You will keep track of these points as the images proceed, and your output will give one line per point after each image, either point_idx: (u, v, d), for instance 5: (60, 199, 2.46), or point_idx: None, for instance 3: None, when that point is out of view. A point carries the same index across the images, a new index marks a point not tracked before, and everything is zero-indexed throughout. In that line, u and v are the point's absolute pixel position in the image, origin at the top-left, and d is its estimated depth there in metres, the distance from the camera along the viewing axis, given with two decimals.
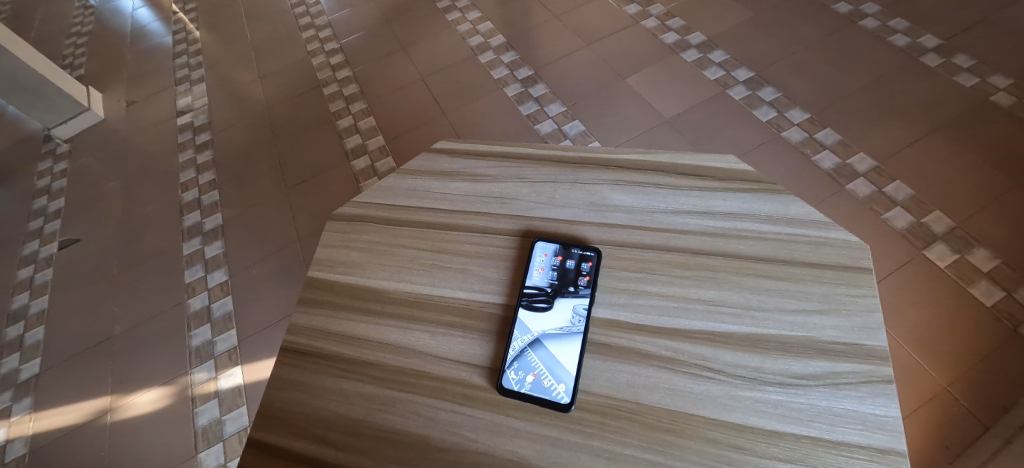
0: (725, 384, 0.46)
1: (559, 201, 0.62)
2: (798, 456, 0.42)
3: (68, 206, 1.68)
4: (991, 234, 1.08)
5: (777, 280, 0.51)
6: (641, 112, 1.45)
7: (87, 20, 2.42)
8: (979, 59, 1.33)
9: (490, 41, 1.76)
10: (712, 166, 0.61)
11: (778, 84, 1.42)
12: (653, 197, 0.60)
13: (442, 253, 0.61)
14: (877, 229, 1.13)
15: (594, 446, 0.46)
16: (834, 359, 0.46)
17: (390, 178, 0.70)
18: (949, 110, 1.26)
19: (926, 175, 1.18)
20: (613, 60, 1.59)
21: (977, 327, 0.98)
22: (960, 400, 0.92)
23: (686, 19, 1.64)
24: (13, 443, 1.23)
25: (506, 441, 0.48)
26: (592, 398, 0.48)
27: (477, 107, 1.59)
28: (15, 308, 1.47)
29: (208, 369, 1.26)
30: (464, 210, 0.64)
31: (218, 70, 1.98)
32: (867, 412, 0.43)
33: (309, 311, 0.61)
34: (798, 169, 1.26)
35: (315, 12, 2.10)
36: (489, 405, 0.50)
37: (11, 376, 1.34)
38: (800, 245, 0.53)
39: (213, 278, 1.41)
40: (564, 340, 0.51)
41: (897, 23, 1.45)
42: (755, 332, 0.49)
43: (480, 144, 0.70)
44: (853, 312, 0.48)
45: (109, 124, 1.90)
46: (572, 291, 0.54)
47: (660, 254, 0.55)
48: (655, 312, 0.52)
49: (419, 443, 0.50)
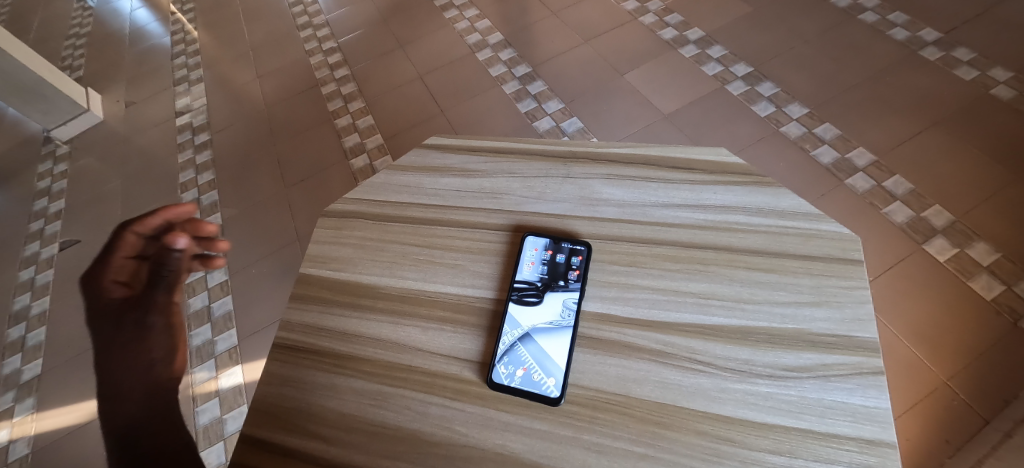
0: (716, 376, 0.46)
1: (550, 195, 0.62)
2: (787, 448, 0.42)
3: (69, 206, 1.69)
4: (992, 228, 1.07)
5: (767, 272, 0.51)
6: (639, 108, 1.45)
7: (84, 22, 2.42)
8: (979, 52, 1.32)
9: (488, 38, 1.76)
10: (704, 158, 0.60)
11: (776, 78, 1.41)
12: (645, 191, 0.59)
13: (433, 247, 0.61)
14: (875, 222, 1.13)
15: (583, 440, 0.46)
16: (826, 351, 0.46)
17: (383, 175, 0.69)
18: (949, 103, 1.25)
19: (925, 168, 1.17)
20: (612, 56, 1.59)
21: (978, 321, 0.98)
22: (959, 393, 0.92)
23: (684, 14, 1.64)
24: (16, 443, 1.24)
25: (495, 436, 0.47)
26: (582, 392, 0.48)
27: (475, 104, 1.59)
28: (16, 308, 1.48)
29: (208, 368, 1.26)
30: (456, 205, 0.64)
31: (217, 70, 1.98)
32: (858, 404, 0.43)
33: (302, 307, 0.61)
34: (797, 164, 1.25)
35: (313, 11, 2.10)
36: (479, 399, 0.50)
37: (13, 377, 1.35)
38: (791, 237, 0.53)
39: (214, 278, 1.42)
40: (554, 335, 0.51)
41: (896, 16, 1.45)
42: (745, 324, 0.48)
43: (471, 140, 0.70)
44: (844, 304, 0.48)
45: (109, 126, 1.91)
46: (562, 286, 0.54)
47: (651, 247, 0.55)
48: (645, 305, 0.52)
49: (409, 437, 0.49)
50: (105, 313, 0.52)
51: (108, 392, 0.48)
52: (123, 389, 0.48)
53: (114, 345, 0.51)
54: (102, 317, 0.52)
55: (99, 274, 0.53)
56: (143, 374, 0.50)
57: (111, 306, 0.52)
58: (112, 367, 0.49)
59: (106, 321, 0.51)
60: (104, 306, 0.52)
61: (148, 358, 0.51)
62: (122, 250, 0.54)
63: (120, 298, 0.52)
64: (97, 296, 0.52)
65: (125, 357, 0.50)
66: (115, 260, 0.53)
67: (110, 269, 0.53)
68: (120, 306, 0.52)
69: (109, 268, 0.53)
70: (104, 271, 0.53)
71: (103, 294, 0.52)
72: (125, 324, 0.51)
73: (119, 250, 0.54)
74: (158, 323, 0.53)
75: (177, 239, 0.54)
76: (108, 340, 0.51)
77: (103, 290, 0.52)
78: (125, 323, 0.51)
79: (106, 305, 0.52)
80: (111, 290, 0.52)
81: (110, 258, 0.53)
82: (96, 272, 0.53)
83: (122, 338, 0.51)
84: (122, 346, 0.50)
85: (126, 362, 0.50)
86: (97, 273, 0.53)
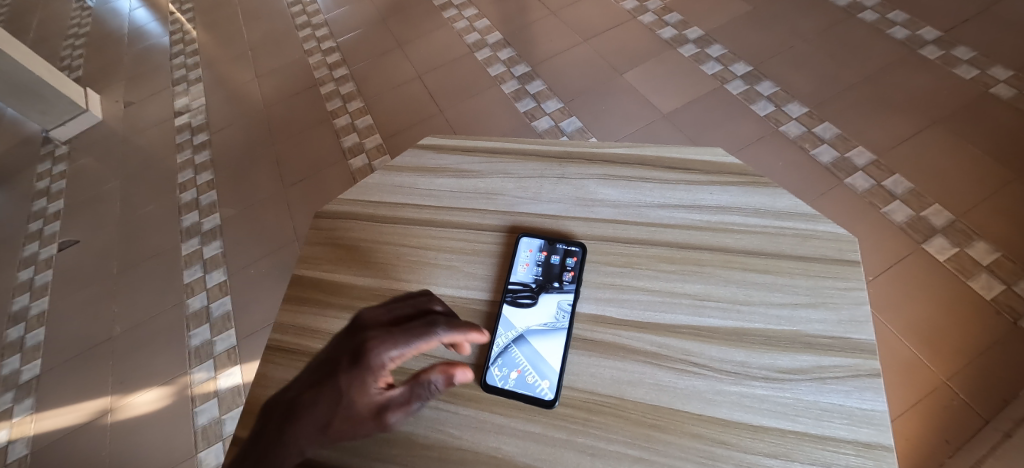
0: (711, 378, 0.46)
1: (545, 195, 0.61)
2: (783, 451, 0.41)
3: (68, 207, 1.69)
4: (992, 227, 1.07)
5: (763, 273, 0.51)
6: (638, 107, 1.44)
7: (83, 22, 2.42)
8: (979, 51, 1.32)
9: (486, 37, 1.76)
10: (700, 158, 0.60)
11: (775, 78, 1.41)
12: (640, 191, 0.59)
13: (428, 249, 0.61)
14: (875, 222, 1.12)
15: (577, 443, 0.45)
16: (822, 353, 0.45)
17: (379, 175, 0.69)
18: (949, 103, 1.25)
19: (924, 168, 1.17)
20: (611, 55, 1.58)
21: (977, 321, 0.97)
22: (959, 393, 0.92)
23: (684, 14, 1.63)
24: (15, 444, 1.24)
25: (489, 439, 0.47)
26: (577, 394, 0.48)
27: (474, 104, 1.58)
28: (15, 309, 1.48)
29: (208, 369, 1.26)
30: (451, 206, 0.64)
31: (216, 70, 1.98)
32: (855, 407, 0.42)
33: (295, 309, 0.60)
34: (797, 163, 1.25)
35: (312, 10, 2.09)
36: (474, 401, 0.49)
37: (12, 377, 1.34)
38: (788, 237, 0.52)
39: (213, 279, 1.41)
40: (547, 337, 0.51)
41: (896, 15, 1.44)
42: (740, 326, 0.48)
43: (466, 140, 0.70)
44: (840, 305, 0.47)
45: (108, 126, 1.90)
46: (556, 287, 0.54)
47: (646, 248, 0.55)
48: (640, 306, 0.51)
49: (402, 440, 0.49)
50: (340, 383, 0.43)
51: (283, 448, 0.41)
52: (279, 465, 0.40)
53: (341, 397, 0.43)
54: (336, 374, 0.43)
55: (374, 345, 0.44)
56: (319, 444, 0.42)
57: (356, 386, 0.43)
58: (310, 426, 0.42)
59: (337, 392, 0.43)
60: (346, 377, 0.43)
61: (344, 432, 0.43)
62: (413, 342, 0.45)
63: (373, 389, 0.44)
64: (351, 360, 0.44)
65: (330, 421, 0.42)
66: (400, 346, 0.44)
67: (388, 349, 0.44)
68: (360, 391, 0.43)
69: (388, 347, 0.44)
70: (378, 343, 0.44)
71: (357, 363, 0.43)
72: (355, 411, 0.43)
73: (414, 340, 0.45)
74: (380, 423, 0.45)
75: (461, 377, 0.46)
76: (314, 407, 0.42)
77: (369, 361, 0.43)
78: (348, 413, 0.43)
79: (349, 378, 0.43)
80: (372, 373, 0.43)
81: (397, 337, 0.45)
82: (372, 335, 0.45)
83: (342, 414, 0.43)
84: (335, 421, 0.42)
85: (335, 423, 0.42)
86: (373, 340, 0.44)
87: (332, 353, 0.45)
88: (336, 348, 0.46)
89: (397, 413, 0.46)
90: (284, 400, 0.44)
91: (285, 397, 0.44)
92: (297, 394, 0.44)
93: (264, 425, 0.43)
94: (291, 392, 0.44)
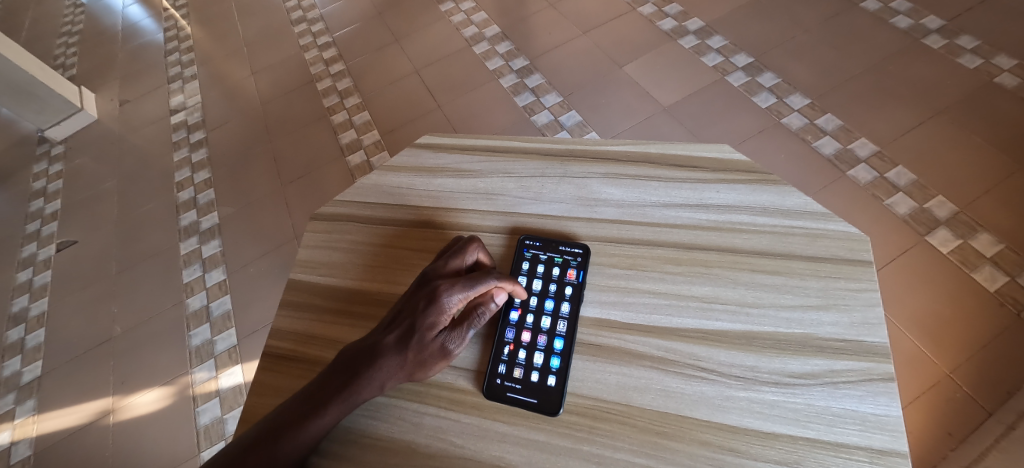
0: (719, 384, 0.45)
1: (546, 195, 0.60)
2: (795, 458, 0.40)
3: (65, 206, 1.67)
4: (997, 218, 1.05)
5: (772, 274, 0.49)
6: (639, 101, 1.42)
7: (77, 19, 2.39)
8: (983, 39, 1.30)
9: (485, 31, 1.73)
10: (704, 155, 0.59)
11: (777, 68, 1.39)
12: (645, 190, 0.57)
13: (427, 250, 0.59)
14: (878, 215, 1.11)
15: (583, 451, 0.44)
16: (834, 357, 0.44)
17: (375, 176, 0.68)
18: (953, 93, 1.23)
19: (928, 159, 1.15)
20: (610, 48, 1.56)
21: (982, 314, 0.96)
22: (963, 386, 0.91)
23: (684, 5, 1.61)
24: (17, 445, 1.23)
25: (493, 446, 0.46)
26: (581, 401, 0.47)
27: (472, 99, 1.56)
28: (15, 310, 1.47)
29: (208, 368, 1.25)
30: (451, 206, 0.62)
31: (212, 66, 1.95)
32: (867, 412, 0.41)
33: (291, 314, 0.59)
34: (800, 156, 1.23)
35: (307, 4, 2.06)
36: (477, 408, 0.48)
37: (13, 379, 1.33)
38: (798, 237, 0.51)
39: (212, 278, 1.40)
40: (552, 321, 0.51)
41: (900, 3, 1.42)
42: (748, 329, 0.47)
43: (464, 138, 0.68)
44: (853, 307, 0.46)
45: (102, 125, 1.88)
46: (561, 272, 0.53)
47: (650, 249, 0.53)
48: (646, 310, 0.50)
49: (403, 449, 0.47)
50: (411, 324, 0.47)
51: (363, 377, 0.46)
52: (358, 388, 0.46)
53: (411, 332, 0.47)
54: (410, 316, 0.48)
55: (441, 289, 0.48)
56: (392, 376, 0.47)
57: (425, 323, 0.47)
58: (382, 360, 0.46)
59: (410, 329, 0.47)
60: (417, 316, 0.47)
61: (412, 363, 0.47)
62: (474, 285, 0.48)
63: (440, 326, 0.48)
64: (423, 303, 0.48)
65: (400, 355, 0.47)
66: (463, 288, 0.48)
67: (454, 291, 0.48)
68: (427, 327, 0.47)
69: (455, 290, 0.48)
70: (445, 287, 0.48)
71: (428, 304, 0.48)
72: (422, 345, 0.47)
73: (476, 284, 0.48)
74: (444, 356, 0.48)
75: (500, 297, 0.49)
76: (388, 344, 0.47)
77: (438, 298, 0.48)
78: (417, 347, 0.47)
79: (420, 317, 0.47)
80: (439, 312, 0.47)
81: (461, 281, 0.48)
82: (439, 282, 0.49)
83: (412, 347, 0.47)
84: (406, 354, 0.47)
85: (404, 356, 0.47)
86: (442, 285, 0.48)
87: (402, 301, 0.50)
88: (407, 296, 0.50)
89: (457, 341, 0.48)
90: (359, 343, 0.49)
91: (361, 339, 0.49)
92: (373, 338, 0.48)
93: (342, 361, 0.47)
94: (367, 336, 0.49)
